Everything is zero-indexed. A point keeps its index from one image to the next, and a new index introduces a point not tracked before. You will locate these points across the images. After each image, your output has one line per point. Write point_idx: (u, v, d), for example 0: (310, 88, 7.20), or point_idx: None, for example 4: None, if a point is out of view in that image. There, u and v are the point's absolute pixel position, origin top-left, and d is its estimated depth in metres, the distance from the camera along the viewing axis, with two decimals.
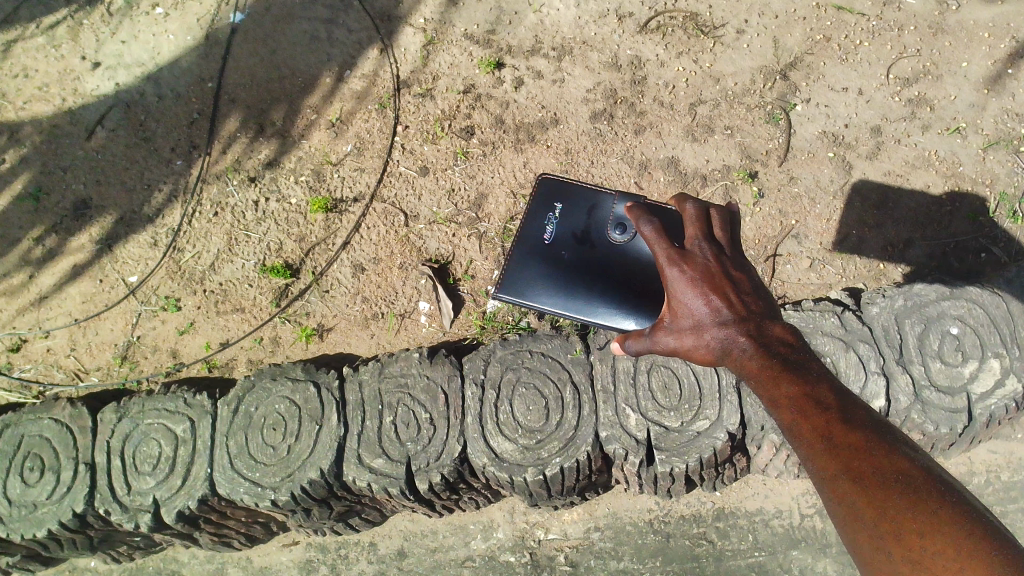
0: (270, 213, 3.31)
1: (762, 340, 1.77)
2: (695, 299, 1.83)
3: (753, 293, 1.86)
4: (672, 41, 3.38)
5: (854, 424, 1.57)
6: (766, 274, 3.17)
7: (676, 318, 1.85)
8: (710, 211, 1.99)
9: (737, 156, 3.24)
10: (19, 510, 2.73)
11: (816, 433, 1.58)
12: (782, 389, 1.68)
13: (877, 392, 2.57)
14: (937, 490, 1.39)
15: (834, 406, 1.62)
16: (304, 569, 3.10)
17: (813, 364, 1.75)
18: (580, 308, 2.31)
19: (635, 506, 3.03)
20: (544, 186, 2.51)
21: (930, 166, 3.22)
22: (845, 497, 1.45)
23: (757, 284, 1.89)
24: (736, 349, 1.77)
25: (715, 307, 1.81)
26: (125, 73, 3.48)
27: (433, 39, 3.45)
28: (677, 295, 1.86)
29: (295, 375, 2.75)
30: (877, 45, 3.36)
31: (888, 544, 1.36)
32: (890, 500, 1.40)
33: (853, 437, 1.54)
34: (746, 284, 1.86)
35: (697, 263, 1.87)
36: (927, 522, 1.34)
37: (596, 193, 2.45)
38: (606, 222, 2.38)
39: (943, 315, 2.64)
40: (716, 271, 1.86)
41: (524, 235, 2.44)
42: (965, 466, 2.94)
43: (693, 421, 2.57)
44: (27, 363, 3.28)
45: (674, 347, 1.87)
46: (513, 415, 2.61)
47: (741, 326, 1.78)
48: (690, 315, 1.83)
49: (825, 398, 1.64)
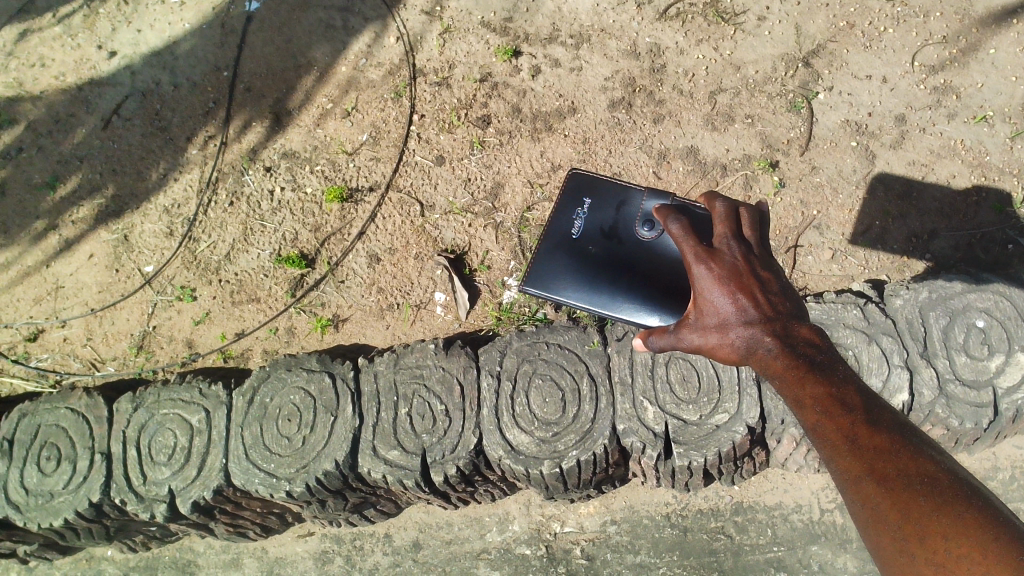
0: (284, 203, 3.28)
1: (788, 340, 1.71)
2: (721, 297, 1.78)
3: (780, 293, 1.80)
4: (691, 28, 3.33)
5: (880, 425, 1.53)
6: (787, 265, 3.12)
7: (701, 316, 1.80)
8: (739, 209, 1.93)
9: (758, 145, 3.19)
10: (36, 498, 2.74)
11: (841, 434, 1.54)
12: (807, 389, 1.63)
13: (900, 385, 2.51)
14: (964, 494, 1.37)
15: (860, 407, 1.58)
16: (319, 560, 3.09)
17: (840, 366, 1.69)
18: (605, 304, 2.28)
19: (653, 499, 2.99)
20: (573, 179, 2.47)
21: (956, 155, 3.15)
22: (869, 499, 1.43)
23: (785, 285, 1.83)
24: (762, 349, 1.71)
25: (740, 305, 1.75)
26: (141, 61, 3.47)
27: (449, 28, 3.40)
28: (704, 293, 1.81)
29: (310, 365, 2.73)
30: (902, 32, 3.28)
31: (912, 547, 1.33)
32: (916, 504, 1.37)
33: (878, 439, 1.50)
34: (773, 284, 1.81)
35: (726, 261, 1.82)
36: (951, 526, 1.32)
37: (625, 189, 2.40)
38: (634, 219, 2.33)
39: (968, 307, 2.59)
40: (745, 269, 1.81)
41: (551, 229, 2.41)
42: (989, 461, 2.89)
43: (712, 414, 2.53)
44: (44, 353, 3.28)
45: (698, 346, 1.82)
46: (530, 407, 2.58)
47: (767, 326, 1.72)
48: (716, 313, 1.78)
49: (850, 400, 1.59)
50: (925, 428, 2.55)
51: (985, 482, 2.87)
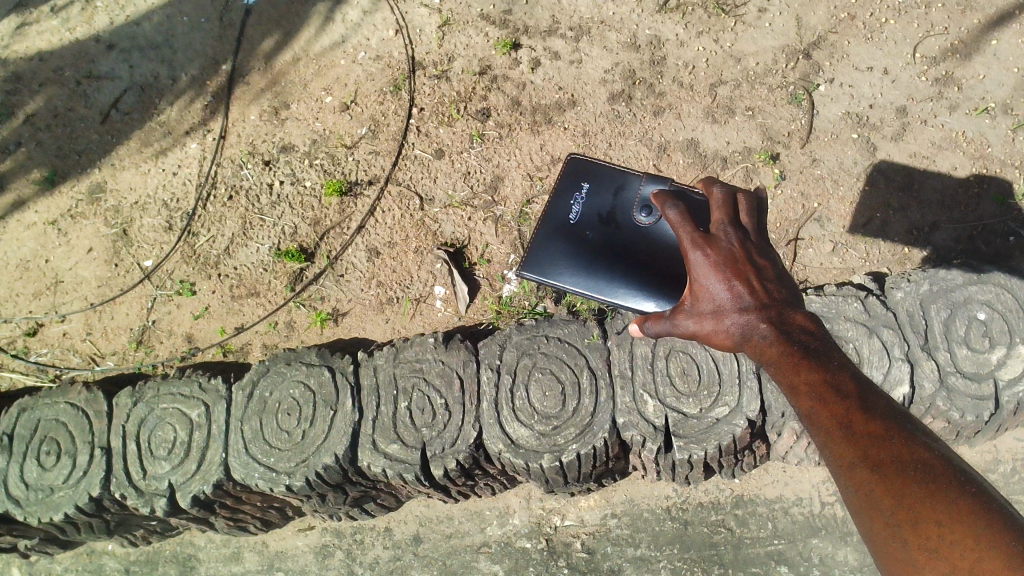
0: (284, 197, 3.27)
1: (784, 326, 1.71)
2: (717, 283, 1.78)
3: (776, 281, 1.79)
4: (692, 20, 3.30)
5: (873, 412, 1.53)
6: (787, 258, 3.11)
7: (697, 303, 1.80)
8: (737, 195, 1.92)
9: (759, 138, 3.18)
10: (36, 493, 2.74)
11: (835, 420, 1.54)
12: (802, 376, 1.63)
13: (901, 378, 2.51)
14: (957, 479, 1.36)
15: (854, 393, 1.58)
16: (320, 554, 3.09)
17: (835, 353, 1.69)
18: (601, 289, 2.27)
19: (653, 493, 2.98)
20: (572, 164, 2.45)
21: (957, 147, 3.14)
22: (862, 485, 1.42)
23: (781, 272, 1.82)
24: (757, 336, 1.71)
25: (736, 291, 1.75)
26: (139, 55, 3.45)
27: (448, 20, 3.38)
28: (700, 280, 1.81)
29: (310, 359, 2.73)
30: (903, 24, 3.26)
31: (904, 533, 1.33)
32: (909, 490, 1.36)
33: (872, 425, 1.50)
34: (770, 271, 1.80)
35: (721, 247, 1.82)
36: (944, 512, 1.31)
37: (624, 174, 2.38)
38: (632, 204, 2.32)
39: (969, 300, 2.58)
40: (740, 256, 1.80)
41: (549, 213, 2.40)
42: (989, 454, 2.88)
43: (712, 408, 2.53)
44: (43, 347, 3.28)
45: (694, 332, 1.81)
46: (529, 401, 2.57)
47: (762, 312, 1.72)
48: (711, 300, 1.78)
49: (845, 386, 1.59)
50: (926, 421, 2.54)
51: (986, 475, 2.87)
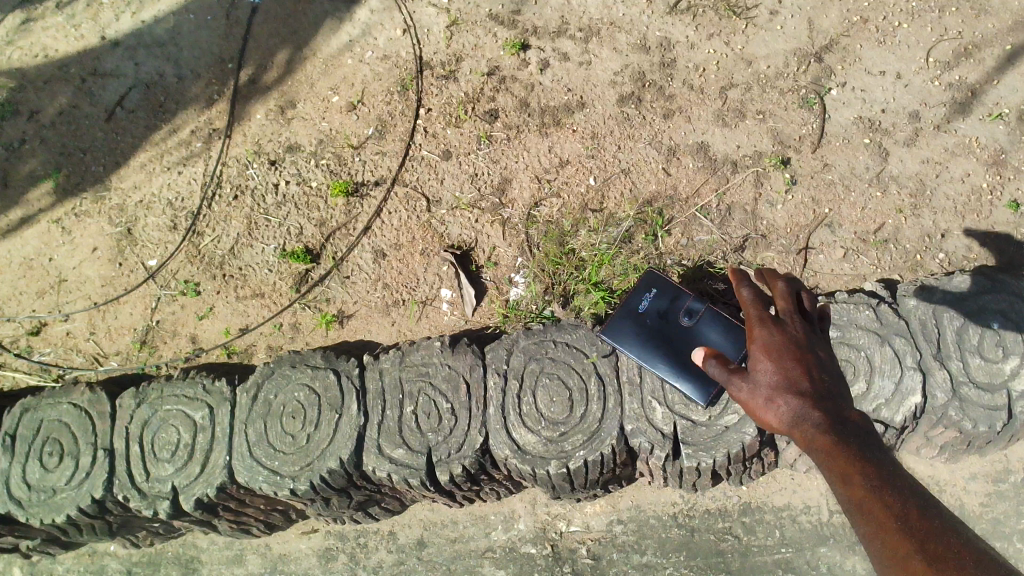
0: (290, 197, 3.25)
1: (838, 417, 1.70)
2: (774, 363, 1.84)
3: (832, 377, 1.83)
4: (702, 22, 3.27)
5: (930, 510, 1.44)
6: (798, 264, 3.09)
7: (753, 377, 1.85)
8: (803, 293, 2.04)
9: (770, 142, 3.15)
10: (38, 494, 2.72)
11: (887, 511, 1.45)
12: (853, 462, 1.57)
13: (913, 388, 2.46)
14: None
15: (908, 489, 1.50)
16: (323, 557, 3.07)
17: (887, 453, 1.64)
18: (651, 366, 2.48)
19: (659, 499, 2.96)
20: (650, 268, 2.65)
21: (970, 153, 3.10)
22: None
23: (837, 371, 1.87)
24: (809, 423, 1.70)
25: (793, 375, 1.80)
26: (145, 52, 3.42)
27: (456, 20, 3.35)
28: (759, 357, 1.87)
29: (315, 362, 2.70)
30: (917, 27, 3.22)
31: None
32: None
33: (927, 521, 1.41)
34: (827, 366, 1.85)
35: (785, 332, 1.91)
36: None
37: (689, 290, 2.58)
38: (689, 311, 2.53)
39: (982, 309, 2.55)
40: (802, 345, 1.88)
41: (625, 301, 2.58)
42: (1001, 463, 2.85)
43: (721, 415, 2.50)
44: (47, 346, 3.26)
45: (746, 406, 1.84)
46: (536, 407, 2.55)
47: (818, 401, 1.74)
48: (768, 377, 1.83)
49: (898, 481, 1.52)
50: (937, 431, 2.51)
51: (996, 484, 2.84)
